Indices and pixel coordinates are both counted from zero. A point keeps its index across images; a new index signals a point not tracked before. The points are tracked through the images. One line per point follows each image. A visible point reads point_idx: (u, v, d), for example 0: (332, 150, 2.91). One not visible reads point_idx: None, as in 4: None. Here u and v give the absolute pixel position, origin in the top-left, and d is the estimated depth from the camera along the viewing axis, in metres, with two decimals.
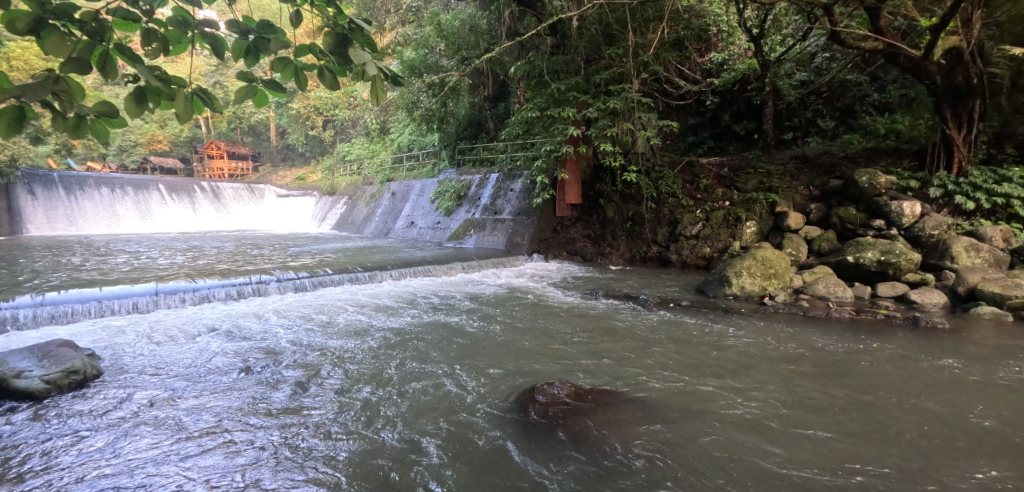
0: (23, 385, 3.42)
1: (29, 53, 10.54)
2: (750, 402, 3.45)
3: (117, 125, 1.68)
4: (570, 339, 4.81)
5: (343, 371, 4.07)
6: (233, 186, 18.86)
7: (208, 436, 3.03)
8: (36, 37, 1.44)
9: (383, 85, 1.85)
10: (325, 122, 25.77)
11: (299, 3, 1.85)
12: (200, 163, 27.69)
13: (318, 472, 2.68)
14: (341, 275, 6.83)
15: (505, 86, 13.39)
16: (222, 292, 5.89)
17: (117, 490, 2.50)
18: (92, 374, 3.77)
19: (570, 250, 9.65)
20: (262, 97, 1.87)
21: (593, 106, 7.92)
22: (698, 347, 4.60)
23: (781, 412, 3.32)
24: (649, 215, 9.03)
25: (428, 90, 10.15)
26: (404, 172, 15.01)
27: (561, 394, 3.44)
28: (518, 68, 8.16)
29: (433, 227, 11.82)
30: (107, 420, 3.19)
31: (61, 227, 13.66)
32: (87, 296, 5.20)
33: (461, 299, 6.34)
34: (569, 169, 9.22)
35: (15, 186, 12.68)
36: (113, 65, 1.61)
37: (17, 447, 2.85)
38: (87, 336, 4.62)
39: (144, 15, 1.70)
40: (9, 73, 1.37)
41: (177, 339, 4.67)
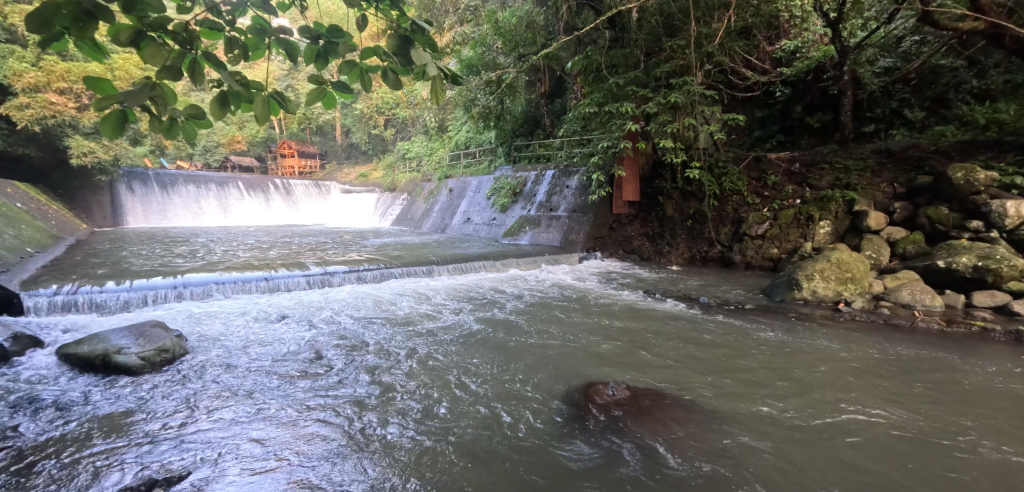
0: (122, 361, 3.81)
1: (130, 64, 11.71)
2: (817, 416, 3.24)
3: (204, 126, 1.83)
4: (626, 340, 4.73)
5: (400, 362, 4.20)
6: (303, 183, 19.98)
7: (277, 420, 3.23)
8: (135, 48, 1.60)
9: (443, 84, 1.90)
10: (386, 121, 26.60)
11: (365, 7, 1.92)
12: (274, 162, 29.58)
13: (377, 460, 2.81)
14: (400, 269, 7.05)
15: (562, 83, 13.30)
16: (291, 282, 6.23)
17: (197, 463, 2.74)
18: (180, 353, 4.13)
19: (627, 249, 9.45)
20: (330, 99, 1.97)
21: (653, 100, 7.69)
22: (761, 353, 4.37)
23: (853, 429, 3.09)
24: (712, 213, 8.68)
25: (485, 88, 10.23)
26: (460, 169, 15.24)
27: (617, 396, 3.41)
28: (576, 63, 8.05)
29: (489, 223, 11.97)
30: (191, 397, 3.50)
31: (154, 220, 15.03)
32: (175, 283, 5.66)
33: (515, 296, 6.38)
34: (627, 165, 9.01)
35: (117, 184, 14.11)
36: (201, 71, 1.75)
37: (119, 417, 3.20)
38: (176, 319, 5.06)
39: (227, 25, 1.84)
40: (113, 81, 1.52)
41: (252, 324, 5.01)
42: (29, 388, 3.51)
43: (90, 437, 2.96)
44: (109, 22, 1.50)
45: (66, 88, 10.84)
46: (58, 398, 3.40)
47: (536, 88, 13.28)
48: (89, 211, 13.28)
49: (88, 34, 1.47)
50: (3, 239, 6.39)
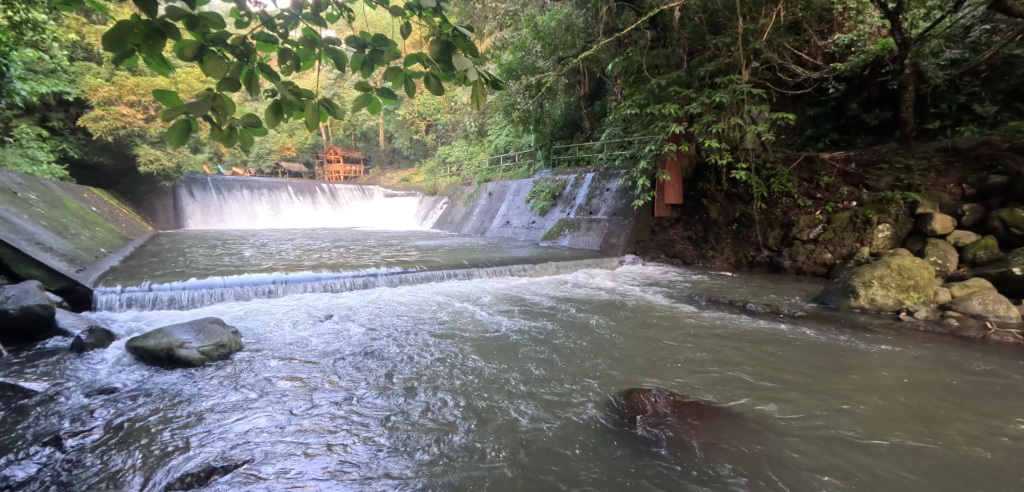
0: (185, 354, 4.06)
1: (193, 77, 12.50)
2: (875, 433, 3.07)
3: (259, 133, 1.93)
4: (669, 347, 4.64)
5: (440, 362, 4.28)
6: (348, 187, 20.64)
7: (320, 416, 3.35)
8: (199, 62, 1.71)
9: (484, 89, 1.93)
10: (427, 126, 27.12)
11: (408, 15, 1.97)
12: (321, 168, 30.75)
13: (415, 459, 2.86)
14: (441, 272, 7.17)
15: (602, 84, 13.16)
16: (337, 283, 6.43)
17: (245, 455, 2.88)
18: (236, 348, 4.36)
19: (669, 253, 9.28)
20: (375, 104, 2.04)
21: (696, 101, 7.49)
22: (810, 363, 4.19)
23: (912, 447, 2.92)
24: (759, 216, 8.38)
25: (525, 92, 10.25)
26: (500, 173, 15.30)
27: (660, 405, 3.34)
28: (616, 64, 7.91)
29: (528, 227, 11.98)
30: (245, 389, 3.69)
31: (212, 222, 15.94)
32: (231, 282, 5.96)
33: (555, 300, 6.35)
34: (670, 167, 8.81)
35: (179, 189, 15.02)
36: (257, 82, 1.86)
37: (179, 406, 3.41)
38: (234, 315, 5.37)
39: (280, 37, 1.94)
40: (179, 94, 1.63)
41: (302, 322, 5.23)
42: (103, 377, 3.80)
43: (154, 423, 3.18)
44: (174, 38, 1.61)
45: (135, 100, 11.69)
46: (128, 386, 3.67)
47: (575, 90, 13.23)
48: (154, 215, 14.16)
49: (157, 51, 1.59)
50: (81, 240, 6.91)
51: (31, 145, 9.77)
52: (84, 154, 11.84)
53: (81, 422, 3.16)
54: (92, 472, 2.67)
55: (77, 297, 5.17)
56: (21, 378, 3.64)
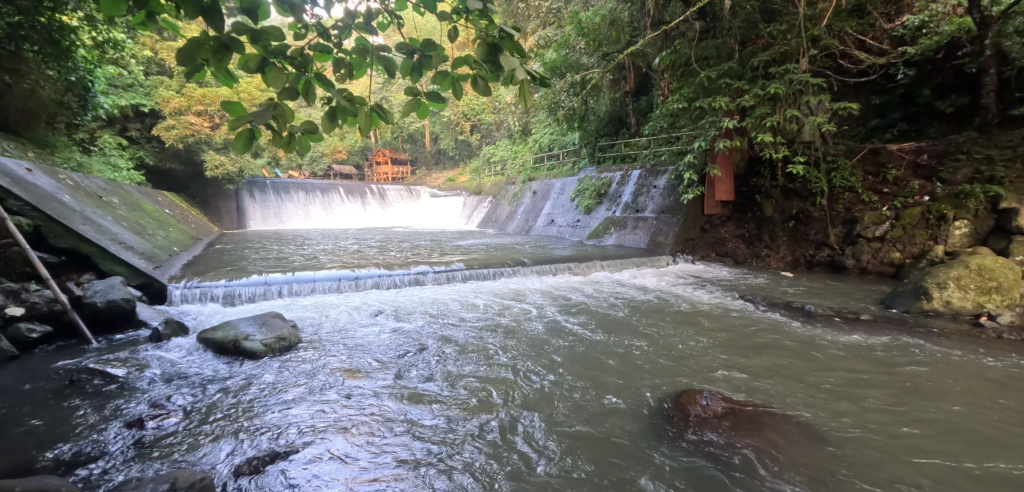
0: (250, 346, 4.32)
1: (252, 86, 13.15)
2: (943, 449, 2.91)
3: (316, 139, 2.03)
4: (721, 349, 4.50)
5: (488, 358, 4.34)
6: (395, 188, 21.20)
7: (372, 406, 3.48)
8: (262, 73, 1.81)
9: (531, 88, 1.95)
10: (472, 126, 27.43)
11: (455, 20, 2.01)
12: (370, 170, 31.76)
13: (465, 453, 2.93)
14: (487, 270, 7.25)
15: (649, 79, 12.88)
16: (387, 280, 6.65)
17: (304, 440, 3.04)
18: (296, 341, 4.59)
19: (720, 252, 8.98)
20: (424, 108, 2.10)
21: (749, 93, 7.16)
22: (878, 370, 3.94)
23: (987, 468, 2.74)
24: (818, 212, 7.97)
25: (570, 90, 10.15)
26: (544, 172, 15.24)
27: (712, 408, 3.28)
28: (663, 58, 7.68)
29: (573, 225, 11.89)
30: (303, 380, 3.88)
31: (271, 223, 16.82)
32: (291, 279, 6.29)
33: (600, 300, 6.28)
34: (720, 162, 8.50)
35: (242, 192, 15.92)
36: (314, 91, 1.97)
37: (246, 393, 3.65)
38: (293, 310, 5.66)
39: (335, 47, 2.03)
40: (243, 104, 1.74)
41: (355, 317, 5.44)
42: (177, 366, 4.10)
43: (223, 408, 3.42)
44: (240, 51, 1.72)
45: (202, 110, 12.49)
46: (200, 375, 3.95)
47: (621, 86, 13.01)
48: (219, 216, 15.05)
49: (224, 64, 1.71)
50: (156, 239, 7.46)
51: (112, 154, 10.63)
52: (158, 161, 12.76)
53: (159, 406, 3.42)
54: (169, 453, 2.88)
55: (154, 292, 5.60)
56: (107, 364, 3.99)
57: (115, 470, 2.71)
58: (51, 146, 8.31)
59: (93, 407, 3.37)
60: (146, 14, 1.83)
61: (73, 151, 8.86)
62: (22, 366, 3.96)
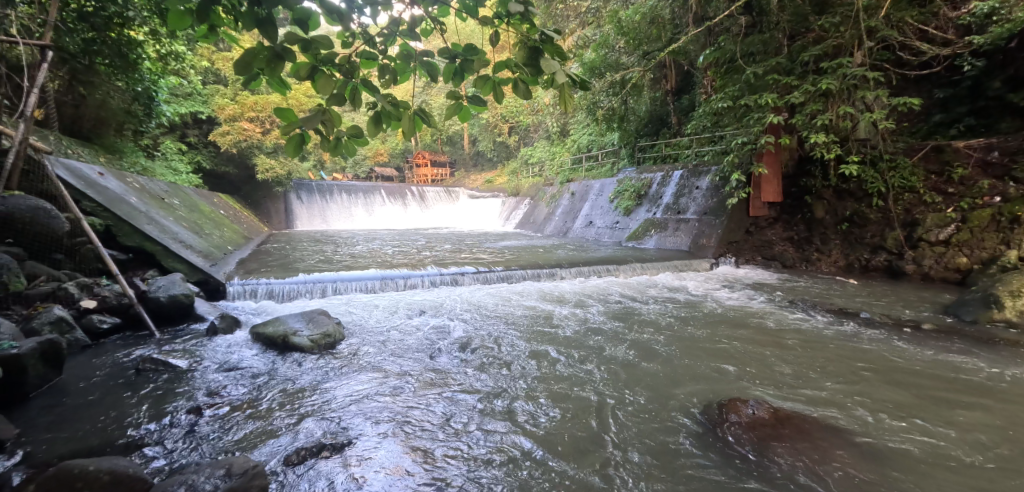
0: (299, 341, 4.50)
1: (300, 93, 13.64)
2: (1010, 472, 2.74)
3: (361, 143, 2.09)
4: (766, 356, 4.35)
5: (525, 360, 4.35)
6: (435, 190, 21.56)
7: (413, 403, 3.56)
8: (311, 81, 1.89)
9: (571, 91, 1.95)
10: (510, 128, 27.59)
11: (497, 23, 2.01)
12: (411, 172, 32.45)
13: (505, 455, 2.95)
14: (525, 271, 7.26)
15: (691, 78, 12.59)
16: (427, 280, 6.78)
17: (350, 433, 3.15)
18: (341, 338, 4.75)
19: (766, 255, 8.59)
20: (465, 112, 2.13)
21: (799, 89, 6.85)
22: (942, 386, 3.70)
23: None
24: (875, 214, 7.55)
25: (610, 90, 10.01)
26: (583, 173, 15.12)
27: (759, 416, 3.18)
28: (707, 55, 7.40)
29: (612, 227, 11.74)
30: (346, 375, 4.01)
31: (317, 223, 17.46)
32: (335, 278, 6.50)
33: (641, 303, 6.19)
34: (767, 161, 8.19)
35: (290, 194, 16.60)
36: (360, 97, 2.03)
37: (295, 386, 3.81)
38: (339, 308, 5.87)
39: (380, 54, 2.08)
40: (295, 111, 1.82)
41: (397, 316, 5.58)
42: (232, 358, 4.33)
43: (273, 400, 3.58)
44: (291, 60, 1.81)
45: (254, 117, 13.12)
46: (252, 367, 4.15)
47: (662, 85, 12.75)
48: (269, 217, 15.75)
49: (277, 72, 1.80)
50: (212, 238, 7.87)
51: (174, 159, 11.28)
52: (214, 164, 13.51)
53: (215, 395, 3.62)
54: (228, 439, 3.06)
55: (210, 288, 5.90)
56: (169, 355, 4.24)
57: (176, 454, 2.89)
58: (119, 152, 8.91)
59: (156, 395, 3.60)
60: (208, 28, 1.94)
61: (138, 157, 9.48)
62: (94, 353, 4.27)
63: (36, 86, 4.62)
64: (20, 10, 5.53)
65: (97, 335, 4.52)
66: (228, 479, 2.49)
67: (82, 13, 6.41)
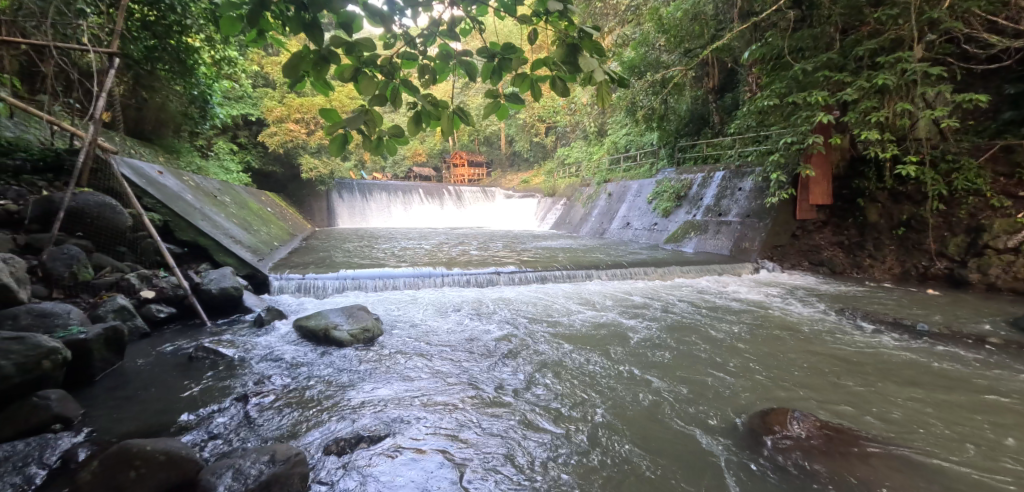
0: (338, 335, 4.64)
1: (343, 95, 14.04)
2: None
3: (402, 143, 2.14)
4: (812, 365, 4.18)
5: (560, 360, 4.35)
6: (472, 189, 21.79)
7: (447, 399, 3.61)
8: (355, 82, 1.94)
9: (610, 88, 1.93)
10: (548, 128, 27.58)
11: (535, 21, 2.01)
12: (448, 172, 32.92)
13: (536, 456, 2.95)
14: (560, 272, 7.24)
15: (735, 75, 12.24)
16: (461, 279, 6.85)
17: (385, 426, 3.23)
18: (378, 333, 4.87)
19: (814, 260, 8.32)
20: (503, 111, 2.14)
21: (852, 85, 6.53)
22: (1005, 405, 3.46)
23: None
24: (934, 218, 7.09)
25: (649, 89, 9.85)
26: (620, 173, 14.93)
27: (803, 428, 3.07)
28: (752, 52, 7.17)
29: (650, 228, 11.53)
30: (383, 369, 4.11)
31: (357, 222, 17.96)
32: (373, 274, 6.66)
33: (678, 306, 6.06)
34: (815, 162, 7.85)
35: (332, 193, 17.13)
36: (401, 97, 2.07)
37: (334, 378, 3.93)
38: (377, 304, 6.02)
39: (420, 53, 2.12)
40: (339, 111, 1.88)
41: (433, 314, 5.67)
42: (276, 348, 4.51)
43: (313, 390, 3.71)
44: (336, 63, 1.87)
45: (300, 118, 13.63)
46: (295, 358, 4.32)
47: (703, 83, 12.42)
48: (312, 215, 16.32)
49: (323, 75, 1.87)
50: (259, 234, 8.21)
51: (225, 159, 11.85)
52: (262, 164, 14.11)
53: (261, 384, 3.78)
54: (272, 426, 3.19)
55: (257, 282, 6.16)
56: (220, 344, 4.47)
57: (224, 438, 3.03)
58: (176, 152, 9.44)
59: (208, 381, 3.80)
60: (258, 33, 2.03)
61: (194, 156, 10.02)
62: (152, 340, 4.54)
63: (103, 90, 4.94)
64: (91, 20, 5.94)
65: (155, 324, 4.80)
66: (272, 465, 2.60)
67: (145, 22, 6.82)
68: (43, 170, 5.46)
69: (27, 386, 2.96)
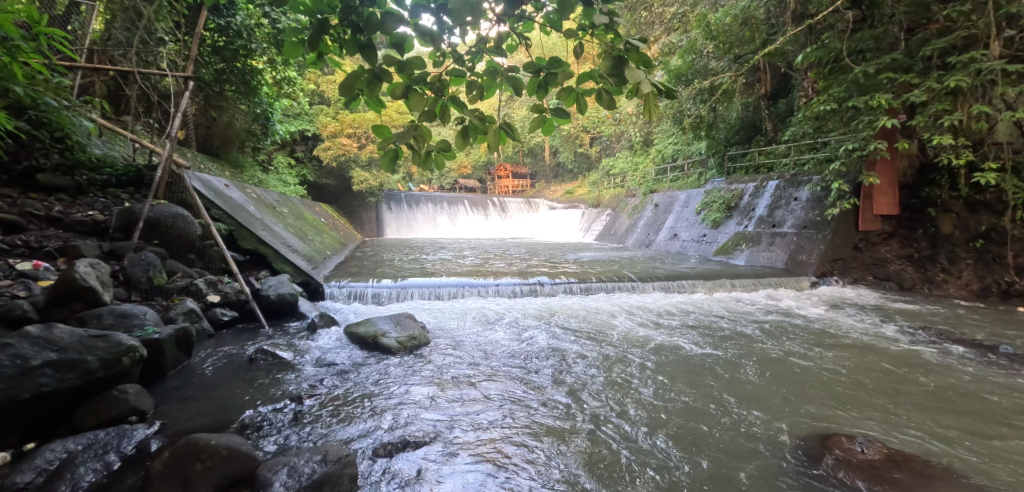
0: (386, 342, 4.77)
1: (394, 110, 14.55)
2: None
3: (449, 157, 2.20)
4: (878, 387, 3.93)
5: (603, 373, 4.27)
6: (516, 201, 21.98)
7: (490, 409, 3.63)
8: (405, 99, 2.02)
9: (657, 98, 1.92)
10: (592, 139, 27.51)
11: (582, 36, 2.04)
12: (493, 184, 33.38)
13: (579, 468, 2.93)
14: (605, 284, 7.16)
15: (789, 81, 11.79)
16: (505, 289, 6.90)
17: (430, 432, 3.28)
18: (425, 341, 4.97)
19: (880, 274, 7.78)
20: (549, 124, 2.17)
21: (920, 87, 6.13)
22: None
23: None
24: (1018, 230, 6.53)
25: (697, 97, 9.64)
26: (667, 183, 14.61)
27: (868, 455, 2.91)
28: (808, 55, 6.87)
29: (698, 240, 11.20)
30: (429, 377, 4.19)
31: (404, 232, 18.46)
32: (419, 283, 6.84)
33: (729, 321, 5.84)
34: (880, 170, 7.41)
35: (381, 204, 17.72)
36: (449, 112, 2.13)
37: (382, 383, 4.04)
38: (423, 312, 6.16)
39: (467, 70, 2.18)
40: (390, 127, 1.96)
41: (478, 323, 5.74)
42: (328, 353, 4.70)
43: (362, 394, 3.82)
44: (387, 81, 1.96)
45: (352, 133, 14.23)
46: (345, 362, 4.48)
47: (755, 89, 12.04)
48: (362, 225, 16.92)
49: (376, 92, 1.96)
50: (314, 243, 8.59)
51: (284, 172, 12.52)
52: (317, 177, 14.81)
53: (314, 387, 3.94)
54: (324, 427, 3.32)
55: (311, 289, 6.44)
56: (277, 347, 4.70)
57: (280, 436, 3.18)
58: (240, 166, 10.08)
59: (265, 382, 4.00)
60: (317, 56, 2.15)
61: (255, 170, 10.63)
62: (216, 341, 4.83)
63: (178, 109, 5.36)
64: (168, 46, 6.47)
65: (219, 326, 5.11)
66: (324, 464, 2.70)
67: (216, 47, 7.37)
68: (125, 184, 5.96)
69: (109, 380, 3.22)
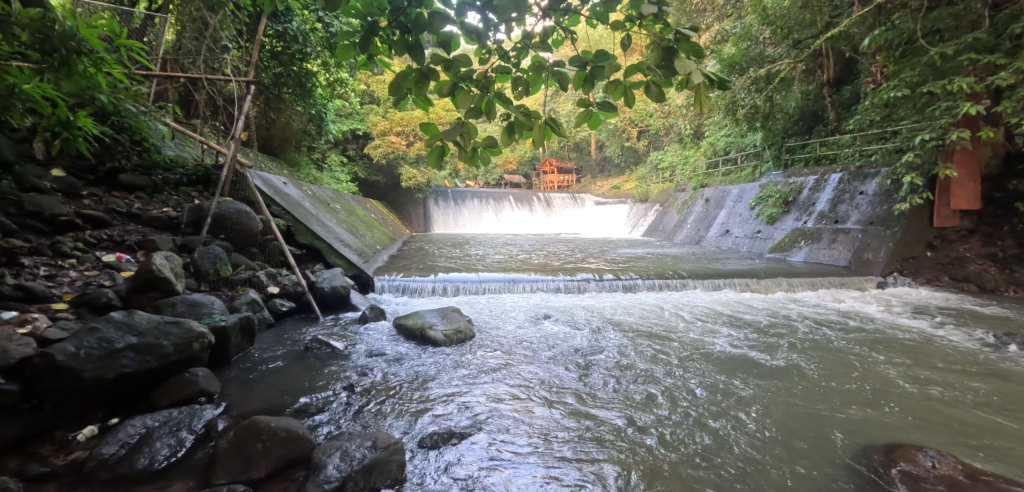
0: (433, 335, 4.89)
1: (441, 107, 14.80)
2: None
3: (495, 153, 2.21)
4: (950, 396, 3.66)
5: (650, 373, 4.19)
6: (561, 197, 21.70)
7: (533, 404, 3.64)
8: (452, 97, 2.05)
9: (709, 90, 1.85)
10: (640, 132, 26.90)
11: (630, 27, 1.99)
12: (538, 179, 33.31)
13: (623, 467, 2.90)
14: (652, 281, 7.00)
15: (855, 67, 11.04)
16: (549, 285, 6.89)
17: (474, 424, 3.34)
18: (470, 334, 5.06)
19: (957, 275, 7.15)
20: (595, 118, 2.14)
21: (1007, 69, 5.59)
22: None
23: None
24: None
25: (752, 86, 9.21)
26: (719, 177, 14.08)
27: (939, 469, 2.72)
28: (876, 37, 6.41)
29: (752, 236, 10.74)
30: (473, 370, 4.26)
31: (450, 227, 18.80)
32: (465, 278, 6.95)
33: (784, 322, 5.58)
34: (957, 161, 6.85)
35: (428, 200, 18.10)
36: (494, 109, 2.14)
37: (428, 375, 4.14)
38: (470, 306, 6.26)
39: (513, 66, 2.18)
40: (437, 125, 2.00)
41: (522, 319, 5.77)
42: (378, 344, 4.86)
43: (410, 385, 3.94)
44: (435, 79, 1.99)
45: (401, 131, 14.59)
46: (394, 354, 4.62)
47: (816, 76, 11.38)
48: (410, 221, 17.37)
49: (424, 90, 2.00)
50: (365, 238, 8.90)
51: (337, 170, 13.03)
52: (368, 174, 15.30)
53: (364, 376, 4.09)
54: (373, 415, 3.44)
55: (362, 282, 6.68)
56: (331, 338, 4.92)
57: (334, 422, 3.34)
58: (297, 164, 10.57)
59: (320, 370, 4.19)
60: (368, 57, 2.22)
61: (311, 169, 11.14)
62: (276, 330, 5.11)
63: (241, 112, 5.68)
64: (231, 52, 6.87)
65: (278, 316, 5.40)
66: (374, 450, 2.80)
67: (274, 52, 7.76)
68: (195, 183, 6.40)
69: (182, 364, 3.49)
